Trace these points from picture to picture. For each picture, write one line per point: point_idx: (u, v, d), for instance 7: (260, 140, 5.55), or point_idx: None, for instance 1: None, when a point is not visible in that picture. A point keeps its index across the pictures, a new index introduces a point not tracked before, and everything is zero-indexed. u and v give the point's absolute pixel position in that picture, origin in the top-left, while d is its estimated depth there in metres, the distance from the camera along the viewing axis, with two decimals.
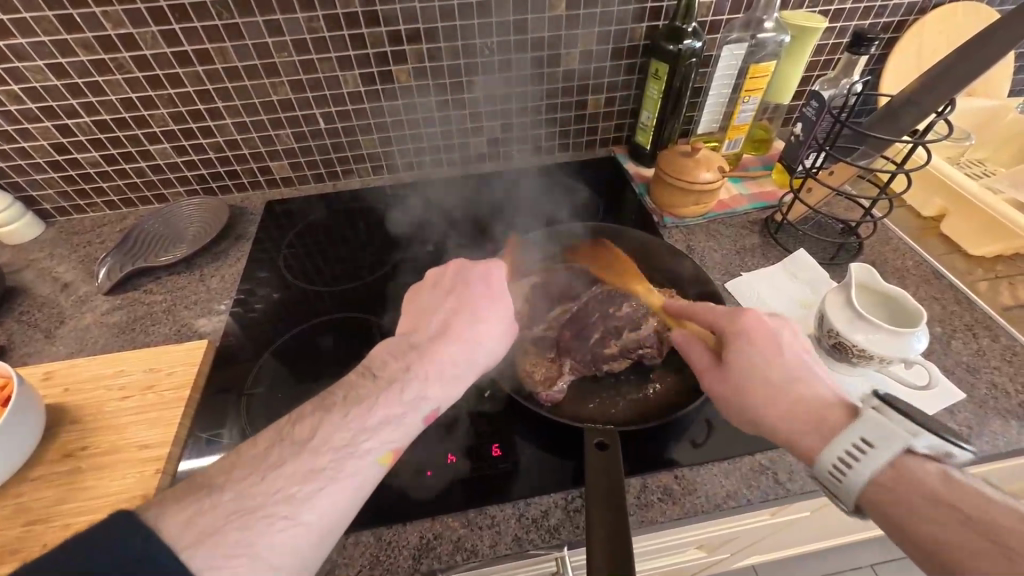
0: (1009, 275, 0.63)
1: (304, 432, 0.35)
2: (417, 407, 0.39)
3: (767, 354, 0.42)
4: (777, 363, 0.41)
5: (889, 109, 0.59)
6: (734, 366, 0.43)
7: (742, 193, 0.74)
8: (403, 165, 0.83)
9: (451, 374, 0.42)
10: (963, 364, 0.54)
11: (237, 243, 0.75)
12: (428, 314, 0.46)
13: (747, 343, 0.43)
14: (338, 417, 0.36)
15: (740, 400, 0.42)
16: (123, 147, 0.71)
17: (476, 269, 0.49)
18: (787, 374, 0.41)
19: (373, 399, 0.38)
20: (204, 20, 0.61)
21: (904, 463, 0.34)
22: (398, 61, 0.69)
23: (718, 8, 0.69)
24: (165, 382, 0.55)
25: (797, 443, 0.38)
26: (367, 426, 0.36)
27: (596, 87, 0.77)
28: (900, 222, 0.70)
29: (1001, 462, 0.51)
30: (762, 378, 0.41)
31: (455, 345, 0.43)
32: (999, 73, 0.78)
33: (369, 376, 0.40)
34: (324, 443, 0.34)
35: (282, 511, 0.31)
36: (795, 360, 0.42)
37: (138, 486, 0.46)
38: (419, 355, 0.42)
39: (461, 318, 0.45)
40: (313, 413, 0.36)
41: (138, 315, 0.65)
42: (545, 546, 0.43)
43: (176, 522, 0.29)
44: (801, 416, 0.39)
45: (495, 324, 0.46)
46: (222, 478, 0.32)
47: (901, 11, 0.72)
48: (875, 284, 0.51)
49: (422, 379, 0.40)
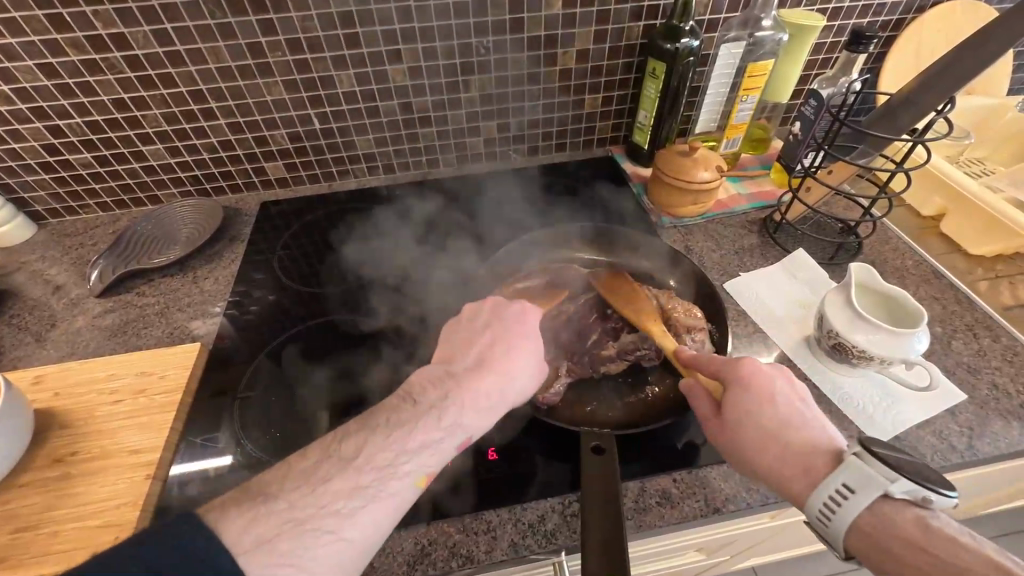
0: (1010, 275, 0.62)
1: (348, 450, 0.34)
2: (454, 434, 0.37)
3: (764, 401, 0.41)
4: (774, 410, 0.40)
5: (888, 108, 0.58)
6: (730, 413, 0.41)
7: (740, 193, 0.74)
8: (399, 165, 0.82)
9: (487, 406, 0.40)
10: (963, 364, 0.53)
11: (230, 244, 0.74)
12: (466, 344, 0.44)
13: (743, 389, 0.41)
14: (381, 437, 0.35)
15: (735, 447, 0.41)
16: (115, 148, 0.70)
17: (515, 304, 0.47)
18: (782, 421, 0.40)
19: (412, 423, 0.36)
20: (196, 19, 0.60)
21: (884, 506, 0.35)
22: (393, 60, 0.69)
23: (716, 6, 0.68)
24: (156, 385, 0.54)
25: (789, 490, 0.38)
26: (407, 448, 0.35)
27: (593, 87, 0.76)
28: (900, 222, 0.70)
29: (1001, 463, 0.51)
30: (758, 427, 0.40)
31: (491, 375, 0.41)
32: (998, 72, 0.78)
33: (409, 400, 0.38)
34: (367, 461, 0.34)
35: (325, 526, 0.31)
36: (790, 405, 0.41)
37: (129, 492, 0.46)
38: (456, 383, 0.40)
39: (497, 350, 0.43)
40: (356, 430, 0.36)
41: (131, 317, 0.64)
42: (542, 551, 0.43)
43: (234, 526, 0.29)
44: (793, 460, 0.38)
45: (532, 356, 0.44)
46: (275, 488, 0.32)
47: (899, 10, 0.72)
48: (875, 284, 0.51)
49: (459, 408, 0.38)
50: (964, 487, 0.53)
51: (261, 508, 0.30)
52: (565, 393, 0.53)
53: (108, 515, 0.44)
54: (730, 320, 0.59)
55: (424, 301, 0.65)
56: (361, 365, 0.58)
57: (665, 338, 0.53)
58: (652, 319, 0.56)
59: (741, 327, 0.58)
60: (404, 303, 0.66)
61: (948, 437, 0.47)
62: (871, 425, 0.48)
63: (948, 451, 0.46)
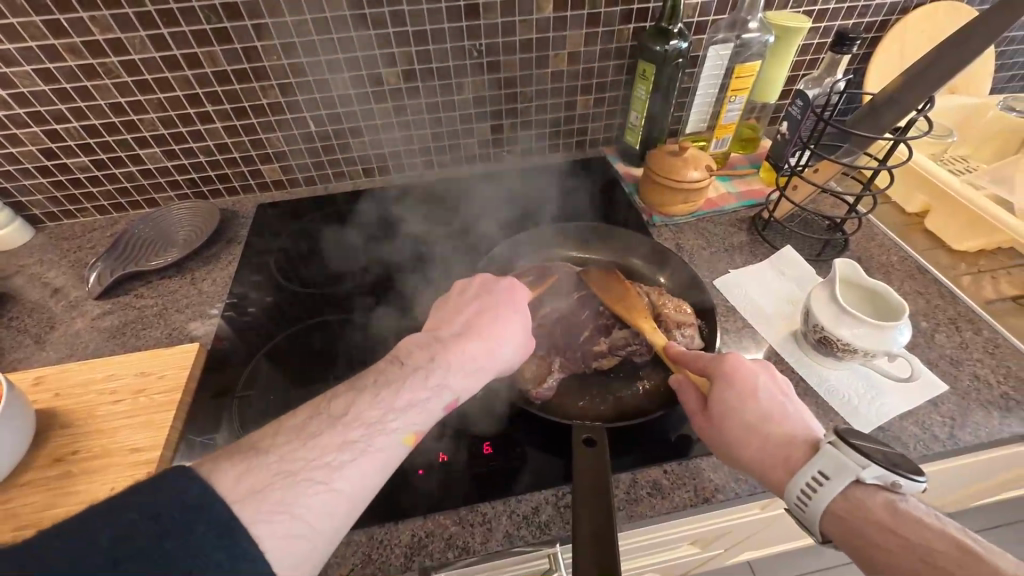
0: (992, 269, 0.64)
1: (338, 408, 0.35)
2: (440, 394, 0.39)
3: (747, 396, 0.41)
4: (756, 405, 0.41)
5: (872, 107, 0.60)
6: (715, 408, 0.42)
7: (729, 191, 0.75)
8: (394, 167, 0.83)
9: (472, 367, 0.41)
10: (946, 356, 0.55)
11: (227, 246, 0.75)
12: (454, 312, 0.46)
13: (728, 385, 0.42)
14: (369, 397, 0.36)
15: (719, 442, 0.42)
16: (113, 152, 0.71)
17: (502, 280, 0.50)
18: (764, 415, 0.41)
19: (399, 382, 0.38)
20: (193, 25, 0.61)
21: (856, 491, 0.36)
22: (388, 63, 0.70)
23: (704, 9, 0.70)
24: (155, 386, 0.55)
25: (771, 481, 0.40)
26: (394, 406, 0.36)
27: (585, 88, 0.78)
28: (885, 219, 0.71)
29: (981, 453, 0.53)
30: (743, 422, 0.41)
31: (478, 340, 0.42)
32: (979, 71, 0.80)
33: (396, 363, 0.39)
34: (357, 417, 0.35)
35: (318, 478, 0.31)
36: (772, 399, 0.42)
37: None
38: (443, 346, 0.41)
39: (485, 317, 0.45)
40: (345, 392, 0.37)
41: (129, 318, 0.65)
42: (536, 542, 0.44)
43: (227, 477, 0.29)
44: (774, 450, 0.40)
45: (518, 327, 0.46)
46: (266, 442, 0.32)
47: (883, 11, 0.73)
48: (858, 279, 0.52)
49: (445, 368, 0.40)
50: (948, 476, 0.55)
51: (258, 460, 0.31)
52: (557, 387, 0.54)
53: None
54: (720, 316, 0.60)
55: (419, 300, 0.67)
56: (358, 364, 0.59)
57: (656, 334, 0.55)
58: (642, 317, 0.57)
59: (731, 323, 0.59)
60: (400, 301, 0.67)
61: (930, 427, 0.49)
62: (855, 416, 0.49)
63: (931, 441, 0.48)
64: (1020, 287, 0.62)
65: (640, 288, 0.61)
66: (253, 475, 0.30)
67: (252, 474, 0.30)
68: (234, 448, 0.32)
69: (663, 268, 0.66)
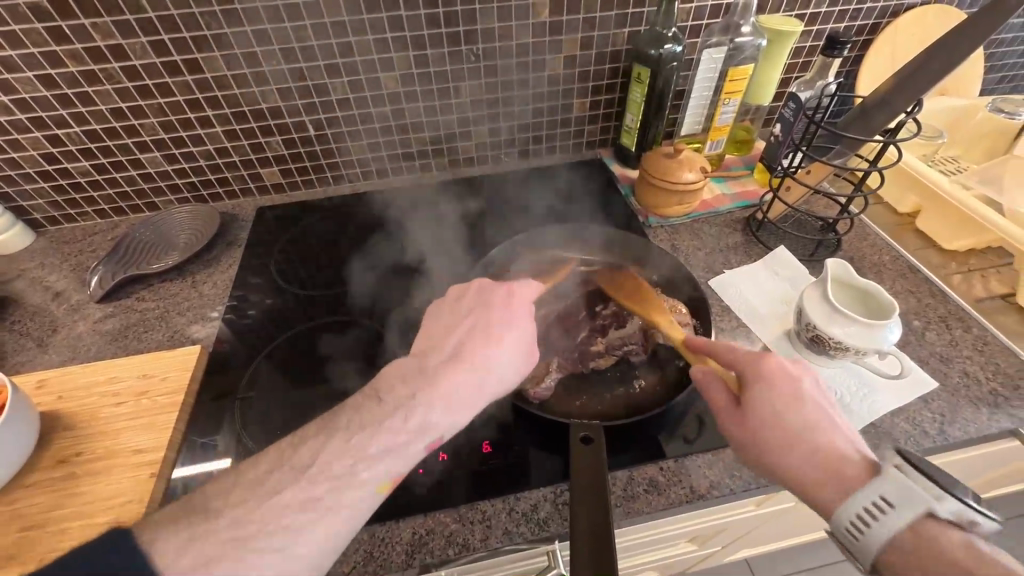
0: (981, 268, 0.65)
1: (304, 458, 0.35)
2: (423, 435, 0.37)
3: (789, 403, 0.39)
4: (800, 414, 0.39)
5: (863, 110, 0.61)
6: (754, 409, 0.39)
7: (724, 193, 0.76)
8: (392, 170, 0.84)
9: (461, 399, 0.39)
10: (937, 354, 0.56)
11: (227, 249, 0.76)
12: (446, 332, 0.44)
13: (769, 386, 0.40)
14: (339, 443, 0.35)
15: (756, 445, 0.39)
16: (113, 156, 0.71)
17: (500, 291, 0.46)
18: (809, 426, 0.38)
19: (375, 425, 0.36)
20: (193, 31, 0.62)
21: (927, 525, 0.33)
22: (386, 68, 0.70)
23: (698, 13, 0.71)
24: (158, 387, 0.55)
25: (813, 495, 0.37)
26: (368, 454, 0.35)
27: (581, 91, 0.79)
28: (877, 219, 0.72)
29: (966, 449, 0.54)
30: (785, 426, 0.38)
31: (466, 370, 0.40)
32: (968, 73, 0.81)
33: (375, 400, 0.38)
34: (323, 470, 0.34)
35: (272, 544, 0.31)
36: (816, 406, 0.39)
37: (133, 490, 0.47)
38: (428, 378, 0.39)
39: (477, 342, 0.42)
40: (314, 435, 0.36)
41: (131, 322, 0.65)
42: (535, 538, 0.45)
43: (172, 545, 0.30)
44: (819, 466, 0.37)
45: (512, 353, 0.43)
46: (220, 501, 0.32)
47: (874, 15, 0.75)
48: (850, 279, 0.53)
49: (428, 405, 0.38)
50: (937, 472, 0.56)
51: (208, 525, 0.31)
52: (555, 386, 0.55)
53: (112, 513, 0.46)
54: (715, 316, 0.61)
55: (417, 303, 0.67)
56: (357, 366, 0.60)
57: (674, 328, 0.55)
58: (659, 309, 0.58)
59: (726, 322, 0.60)
60: (399, 303, 0.67)
61: (921, 423, 0.50)
62: (847, 413, 0.50)
63: (922, 437, 0.49)
64: (1009, 285, 0.63)
65: (635, 286, 0.61)
66: (199, 546, 0.30)
67: (199, 545, 0.30)
68: (188, 507, 0.32)
69: (659, 269, 0.67)
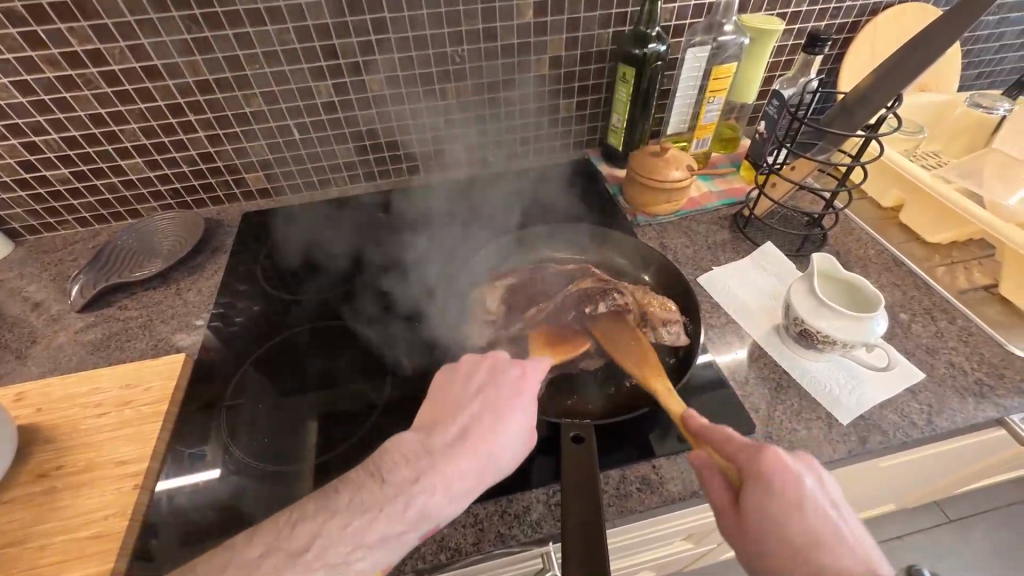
0: (964, 260, 0.66)
1: (298, 543, 0.35)
2: (420, 523, 0.37)
3: (790, 508, 0.34)
4: (802, 520, 0.34)
5: (846, 105, 0.61)
6: (749, 516, 0.36)
7: (711, 190, 0.76)
8: (379, 173, 0.84)
9: (461, 489, 0.39)
10: (923, 346, 0.56)
11: (213, 256, 0.75)
12: (453, 409, 0.43)
13: (765, 490, 0.35)
14: (337, 527, 0.35)
15: (751, 553, 0.36)
16: (93, 163, 0.70)
17: (513, 368, 0.46)
18: (813, 538, 0.34)
19: (375, 509, 0.36)
20: (173, 34, 0.61)
21: None
22: (371, 70, 0.70)
23: (681, 13, 0.71)
24: (142, 398, 0.54)
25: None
26: (364, 542, 0.35)
27: (567, 92, 0.79)
28: (861, 214, 0.73)
29: (951, 441, 0.55)
30: (782, 541, 0.34)
31: (469, 458, 0.39)
32: (947, 68, 0.83)
33: (377, 479, 0.38)
34: (317, 557, 0.34)
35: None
36: (818, 510, 0.35)
37: (116, 503, 0.46)
38: (431, 461, 0.39)
39: (484, 422, 0.42)
40: (312, 515, 0.36)
41: (114, 331, 0.64)
42: (527, 540, 0.44)
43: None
44: None
45: (518, 432, 0.42)
46: None
47: (854, 13, 0.76)
48: (836, 273, 0.54)
49: (428, 491, 0.37)
50: (925, 460, 0.57)
51: None
52: (546, 386, 0.55)
53: (93, 528, 0.44)
54: (704, 313, 0.61)
55: (406, 307, 0.67)
56: (346, 371, 0.59)
57: (674, 401, 0.46)
58: (654, 372, 0.50)
59: (715, 319, 0.60)
60: (388, 308, 0.67)
61: (909, 414, 0.50)
62: (836, 407, 0.51)
63: (910, 428, 0.49)
64: (991, 276, 0.64)
65: (619, 288, 0.61)
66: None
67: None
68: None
69: (647, 267, 0.67)
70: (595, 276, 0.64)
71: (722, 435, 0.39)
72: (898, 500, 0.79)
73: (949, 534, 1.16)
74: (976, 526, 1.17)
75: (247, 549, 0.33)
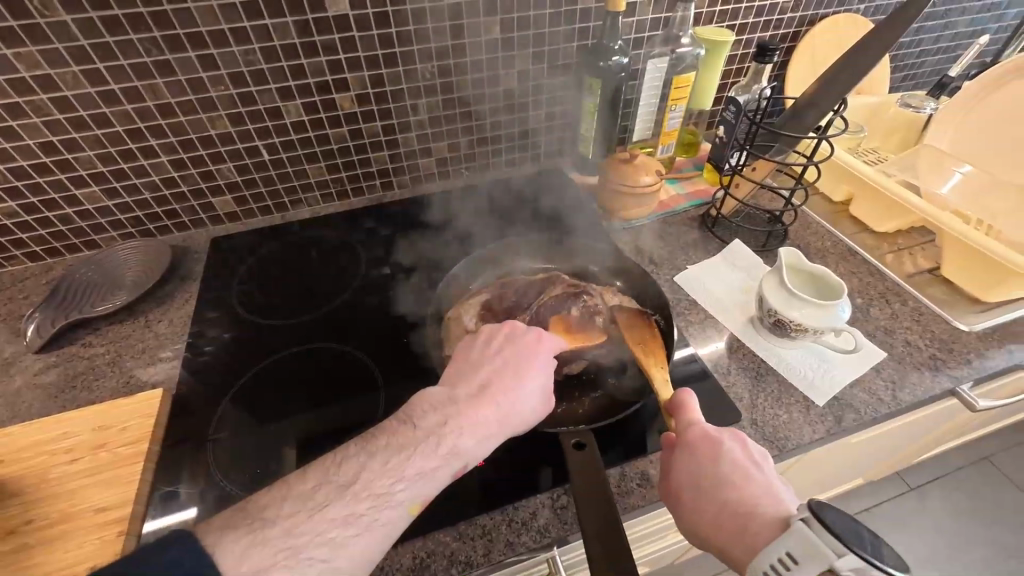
0: (909, 247, 0.72)
1: (346, 476, 0.37)
2: (450, 461, 0.40)
3: (706, 459, 0.41)
4: (717, 468, 0.40)
5: (796, 110, 0.65)
6: (671, 472, 0.42)
7: (679, 193, 0.80)
8: (353, 191, 0.83)
9: (485, 435, 0.42)
10: (882, 327, 0.61)
11: (182, 284, 0.72)
12: (474, 367, 0.47)
13: (687, 447, 0.42)
14: (378, 463, 0.38)
15: (680, 501, 0.41)
16: (43, 194, 0.65)
17: (531, 332, 0.50)
18: (723, 481, 0.39)
19: (410, 448, 0.39)
20: (132, 57, 0.59)
21: None
22: (340, 88, 0.70)
23: (639, 26, 0.75)
24: (117, 439, 0.51)
25: (726, 554, 0.38)
26: (404, 476, 0.37)
27: (535, 104, 0.81)
28: (817, 209, 0.78)
29: (913, 414, 0.60)
30: (698, 488, 0.40)
31: (491, 406, 0.43)
32: (878, 73, 0.90)
33: (409, 424, 0.41)
34: (364, 488, 0.36)
35: (317, 554, 0.33)
36: (734, 464, 0.40)
37: (100, 552, 0.44)
38: (456, 409, 0.42)
39: (505, 377, 0.45)
40: (355, 454, 0.38)
41: (78, 370, 0.60)
42: (537, 546, 0.45)
43: (234, 550, 0.31)
44: (733, 522, 0.38)
45: (535, 387, 0.46)
46: (273, 511, 0.34)
47: (795, 24, 0.82)
48: (802, 266, 0.57)
49: (457, 432, 0.41)
50: (889, 433, 0.62)
51: None
52: None
53: None
54: (683, 310, 0.64)
55: (389, 323, 0.66)
56: (333, 391, 0.58)
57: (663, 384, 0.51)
58: (658, 360, 0.53)
59: (693, 316, 0.63)
60: (372, 325, 0.66)
61: (876, 392, 0.54)
62: (812, 390, 0.54)
63: (878, 404, 0.53)
64: (934, 260, 0.70)
65: (589, 288, 0.64)
66: (258, 552, 0.32)
67: (257, 553, 0.32)
68: (241, 513, 0.34)
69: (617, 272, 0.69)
70: (562, 279, 0.68)
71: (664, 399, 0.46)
72: (867, 473, 0.85)
73: (911, 501, 1.24)
74: (934, 492, 1.26)
75: (281, 512, 0.34)
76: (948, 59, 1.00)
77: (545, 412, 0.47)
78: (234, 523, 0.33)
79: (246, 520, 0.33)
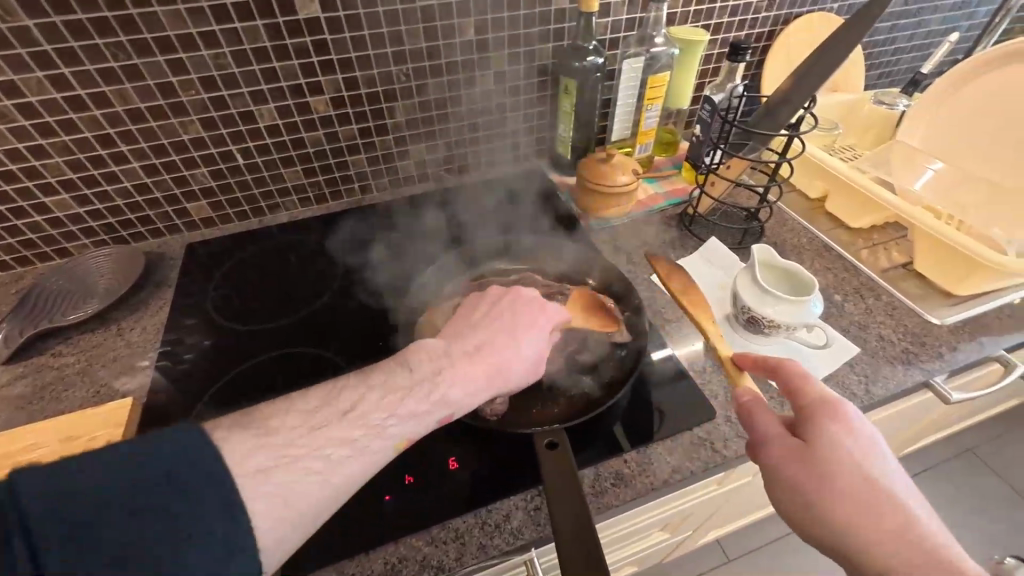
0: (884, 242, 0.72)
1: (347, 403, 0.39)
2: (438, 408, 0.42)
3: (860, 446, 0.38)
4: (873, 460, 0.37)
5: (769, 106, 0.66)
6: (818, 446, 0.38)
7: (657, 191, 0.81)
8: (331, 195, 0.83)
9: (472, 391, 0.44)
10: (855, 322, 0.61)
11: (157, 291, 0.71)
12: (476, 325, 0.50)
13: (842, 426, 0.39)
14: (376, 397, 0.40)
15: (807, 484, 0.38)
16: (11, 202, 0.64)
17: (535, 300, 0.54)
18: (880, 476, 0.37)
19: (404, 392, 0.41)
20: (97, 62, 0.58)
21: None
22: (314, 92, 0.69)
23: (614, 27, 0.75)
24: (85, 449, 0.50)
25: (878, 555, 0.34)
26: (396, 413, 0.40)
27: (513, 105, 0.81)
28: (793, 205, 0.79)
29: (888, 408, 0.61)
30: (851, 470, 0.37)
31: (484, 362, 0.46)
32: (852, 72, 0.92)
33: (404, 368, 0.43)
34: (361, 416, 0.38)
35: (314, 465, 0.35)
36: (885, 460, 0.38)
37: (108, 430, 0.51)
38: (451, 361, 0.45)
39: (502, 337, 0.48)
40: (355, 385, 0.41)
41: (47, 380, 0.59)
42: (510, 549, 0.44)
43: (242, 448, 0.34)
44: (888, 524, 0.35)
45: (529, 351, 0.49)
46: (279, 420, 0.37)
47: (769, 23, 0.82)
48: (775, 262, 0.58)
49: (448, 383, 0.43)
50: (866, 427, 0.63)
51: None
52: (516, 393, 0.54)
53: None
54: (660, 309, 0.64)
55: (367, 326, 0.66)
56: None
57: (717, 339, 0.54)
58: (708, 317, 0.56)
59: (670, 314, 0.64)
60: (350, 328, 0.66)
61: (849, 386, 0.55)
62: None
63: (851, 398, 0.54)
64: (908, 254, 0.70)
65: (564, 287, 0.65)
66: (261, 454, 0.34)
67: (264, 451, 0.34)
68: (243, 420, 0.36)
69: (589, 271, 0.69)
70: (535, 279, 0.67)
71: (788, 372, 0.44)
72: None
73: None
74: (920, 486, 1.27)
75: (288, 425, 0.37)
76: (921, 57, 1.01)
77: (530, 378, 0.49)
78: (240, 425, 0.36)
79: (254, 424, 0.36)
